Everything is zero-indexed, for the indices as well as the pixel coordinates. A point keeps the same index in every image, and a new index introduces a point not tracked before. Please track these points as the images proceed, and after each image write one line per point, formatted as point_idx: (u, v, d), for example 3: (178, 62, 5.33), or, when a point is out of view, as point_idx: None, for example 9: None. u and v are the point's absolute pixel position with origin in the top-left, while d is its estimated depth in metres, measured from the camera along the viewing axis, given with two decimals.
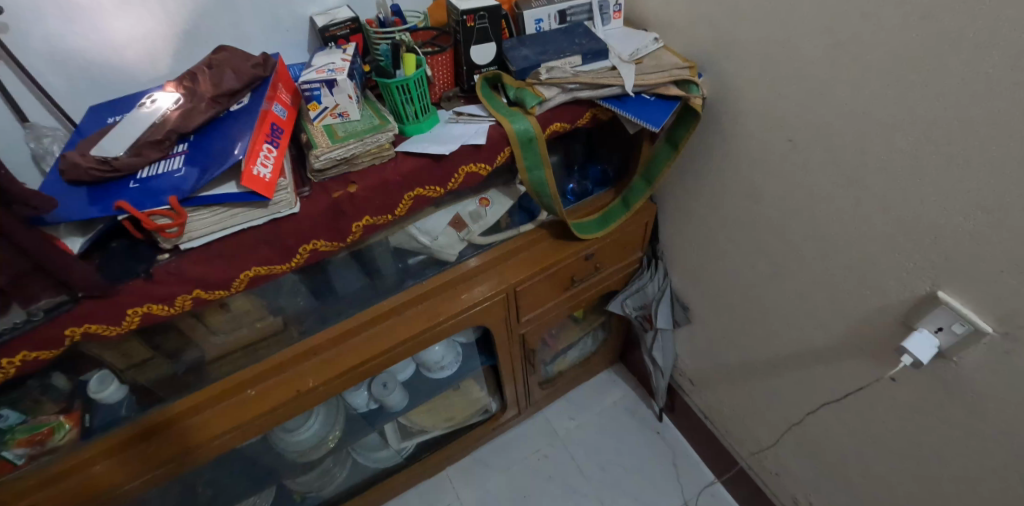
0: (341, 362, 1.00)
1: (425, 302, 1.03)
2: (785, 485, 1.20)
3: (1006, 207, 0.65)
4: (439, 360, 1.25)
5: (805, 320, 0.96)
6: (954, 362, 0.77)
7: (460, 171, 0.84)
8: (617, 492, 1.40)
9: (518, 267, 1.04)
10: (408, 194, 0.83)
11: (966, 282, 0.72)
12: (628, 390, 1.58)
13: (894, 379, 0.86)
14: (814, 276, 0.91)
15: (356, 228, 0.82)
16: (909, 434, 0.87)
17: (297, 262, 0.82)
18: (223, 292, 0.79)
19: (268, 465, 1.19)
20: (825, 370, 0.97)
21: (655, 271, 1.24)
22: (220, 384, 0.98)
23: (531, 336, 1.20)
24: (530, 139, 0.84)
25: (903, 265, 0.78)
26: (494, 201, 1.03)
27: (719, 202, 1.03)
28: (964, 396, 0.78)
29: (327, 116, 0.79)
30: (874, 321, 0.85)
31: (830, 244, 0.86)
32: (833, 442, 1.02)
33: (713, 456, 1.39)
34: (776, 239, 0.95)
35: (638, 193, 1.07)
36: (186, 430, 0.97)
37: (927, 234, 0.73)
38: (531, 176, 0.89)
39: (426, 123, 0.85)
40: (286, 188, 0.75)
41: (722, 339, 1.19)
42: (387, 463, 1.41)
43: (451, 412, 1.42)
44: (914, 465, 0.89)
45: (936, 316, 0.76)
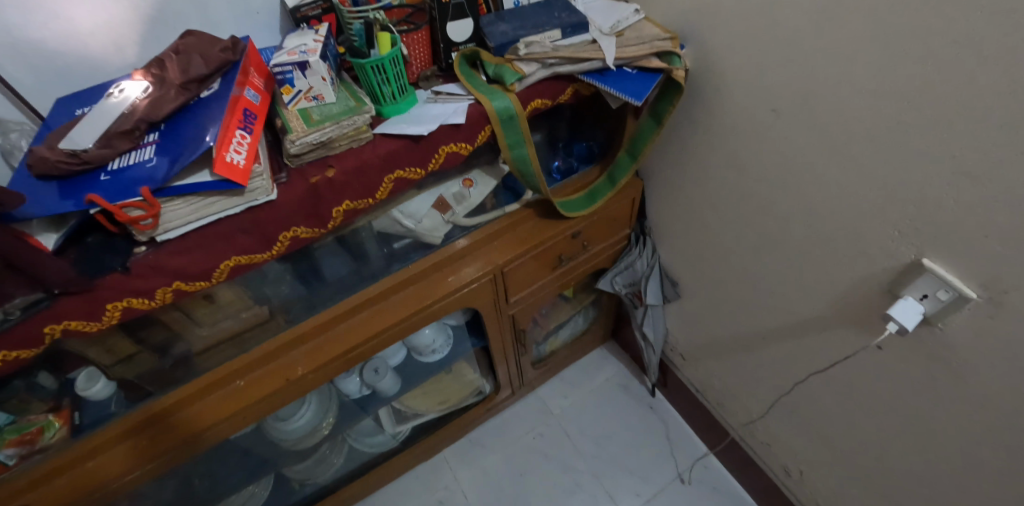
0: (330, 349, 0.99)
1: (413, 286, 1.02)
2: (776, 455, 1.22)
3: (990, 172, 0.64)
4: (429, 343, 1.23)
5: (793, 291, 0.96)
6: (940, 328, 0.77)
7: (440, 151, 0.83)
8: (612, 467, 1.42)
9: (505, 248, 1.03)
10: (388, 176, 0.81)
11: (950, 248, 0.72)
12: (621, 367, 1.59)
13: (880, 347, 0.86)
14: (801, 247, 0.91)
15: (337, 213, 0.81)
16: (898, 401, 0.88)
17: (278, 251, 0.80)
18: (203, 283, 0.79)
19: (264, 454, 1.20)
20: (812, 340, 0.97)
21: (644, 247, 1.23)
22: (208, 376, 0.97)
23: (521, 317, 1.20)
24: (511, 116, 0.83)
25: (889, 233, 0.78)
26: (478, 181, 1.00)
27: (705, 175, 1.02)
28: (950, 362, 0.78)
29: (302, 99, 0.78)
30: (861, 290, 0.85)
31: (816, 215, 0.86)
32: (823, 412, 1.03)
33: (706, 429, 1.41)
34: (762, 211, 0.94)
35: (623, 170, 1.05)
36: (178, 422, 0.96)
37: (912, 201, 0.73)
38: (514, 154, 0.87)
39: (405, 103, 0.84)
40: (262, 175, 0.73)
41: (711, 314, 1.19)
42: (382, 448, 1.41)
43: (445, 394, 1.43)
44: (901, 431, 0.90)
45: (921, 283, 0.76)
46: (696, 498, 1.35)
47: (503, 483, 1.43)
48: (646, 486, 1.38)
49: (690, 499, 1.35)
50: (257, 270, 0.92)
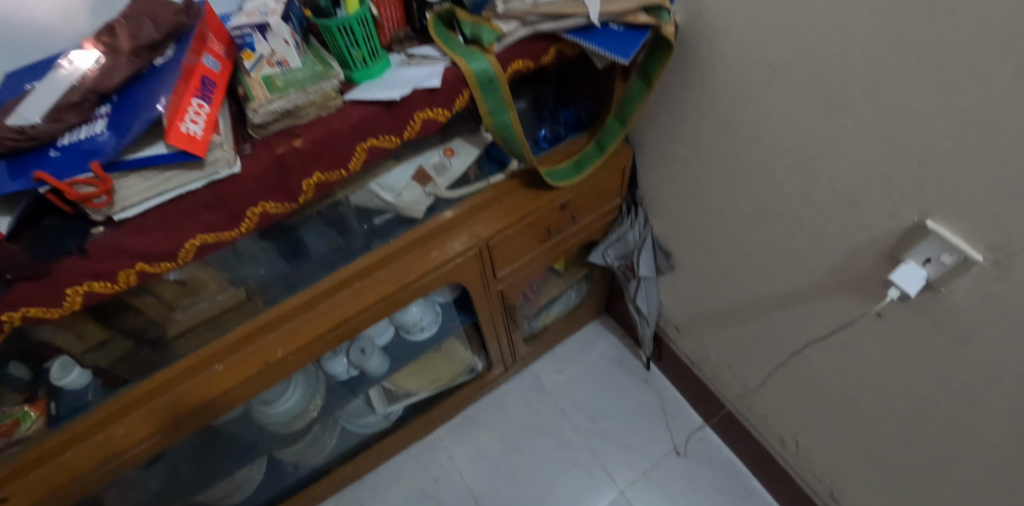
0: (310, 329, 0.95)
1: (395, 262, 0.97)
2: (772, 426, 1.19)
3: (1001, 126, 0.60)
4: (417, 321, 1.19)
5: (789, 259, 0.93)
6: (943, 292, 0.74)
7: (415, 117, 0.78)
8: (608, 442, 1.40)
9: (490, 221, 0.99)
10: (361, 145, 0.76)
11: (956, 209, 0.68)
12: (615, 341, 1.56)
13: (880, 314, 0.83)
14: (798, 213, 0.87)
15: (307, 186, 0.77)
16: (898, 369, 0.85)
17: (247, 228, 0.77)
18: (168, 264, 0.75)
19: (252, 439, 1.17)
20: (810, 309, 0.94)
21: (636, 217, 1.19)
22: (185, 360, 0.93)
23: (510, 292, 1.16)
24: (490, 79, 0.78)
25: (890, 194, 0.74)
26: (460, 150, 0.95)
27: (698, 140, 0.97)
28: (953, 328, 0.75)
29: (265, 65, 0.72)
30: (860, 255, 0.81)
31: (814, 177, 0.82)
32: (820, 381, 1.01)
33: (701, 401, 1.39)
34: (757, 176, 0.90)
35: (612, 134, 1.00)
36: (156, 410, 0.93)
37: (915, 160, 0.69)
38: (495, 120, 0.83)
39: (377, 68, 0.78)
40: (222, 146, 0.69)
41: (705, 284, 1.15)
42: (374, 428, 1.39)
43: (438, 373, 1.39)
44: (901, 399, 0.88)
45: (924, 247, 0.73)
46: (692, 470, 1.34)
47: (498, 460, 1.41)
48: (641, 459, 1.37)
49: (686, 471, 1.34)
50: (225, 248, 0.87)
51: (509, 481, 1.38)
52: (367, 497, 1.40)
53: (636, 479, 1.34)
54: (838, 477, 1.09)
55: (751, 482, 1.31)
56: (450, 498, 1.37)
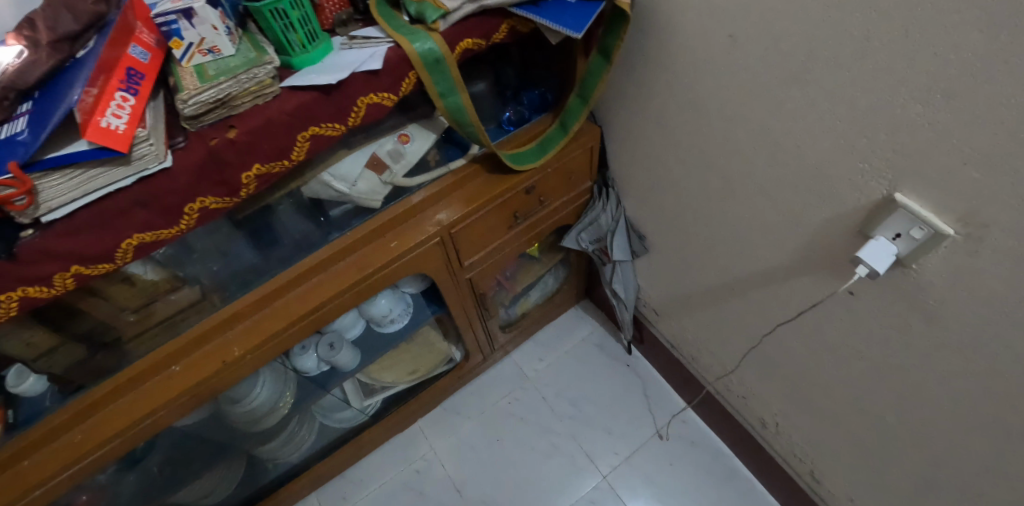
0: (268, 326, 0.92)
1: (353, 255, 0.95)
2: (752, 408, 1.17)
3: (970, 89, 0.57)
4: (387, 313, 1.16)
5: (759, 237, 0.90)
6: (914, 269, 0.71)
7: (359, 103, 0.74)
8: (590, 428, 1.38)
9: (451, 208, 0.95)
10: (302, 134, 0.73)
11: (924, 181, 0.65)
12: (596, 326, 1.53)
13: (851, 292, 0.80)
14: (766, 190, 0.84)
15: (248, 180, 0.74)
16: (873, 347, 0.83)
17: (186, 225, 0.74)
18: (107, 265, 0.72)
19: (225, 437, 1.16)
20: (783, 289, 0.91)
21: (608, 200, 1.16)
22: (142, 363, 0.91)
23: (479, 280, 1.13)
24: (437, 59, 0.74)
25: (858, 167, 0.70)
26: (415, 136, 0.91)
27: (664, 117, 0.94)
28: (926, 304, 0.73)
29: (196, 54, 0.69)
30: (829, 231, 0.78)
31: (780, 151, 0.79)
32: (796, 361, 0.98)
33: (682, 384, 1.36)
34: (724, 152, 0.87)
35: (575, 114, 0.97)
36: (114, 413, 0.91)
37: (882, 128, 0.66)
38: (446, 103, 0.79)
39: (318, 53, 0.74)
40: (147, 140, 0.65)
41: (679, 266, 1.12)
42: (353, 423, 1.37)
43: (415, 365, 1.37)
44: (877, 377, 0.85)
45: (893, 221, 0.70)
46: (675, 453, 1.33)
47: (479, 449, 1.39)
48: (624, 444, 1.35)
49: (669, 455, 1.32)
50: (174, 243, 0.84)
51: (491, 470, 1.36)
52: (348, 492, 1.38)
53: (619, 464, 1.33)
54: (819, 457, 1.07)
55: (735, 463, 1.30)
56: (431, 489, 1.35)
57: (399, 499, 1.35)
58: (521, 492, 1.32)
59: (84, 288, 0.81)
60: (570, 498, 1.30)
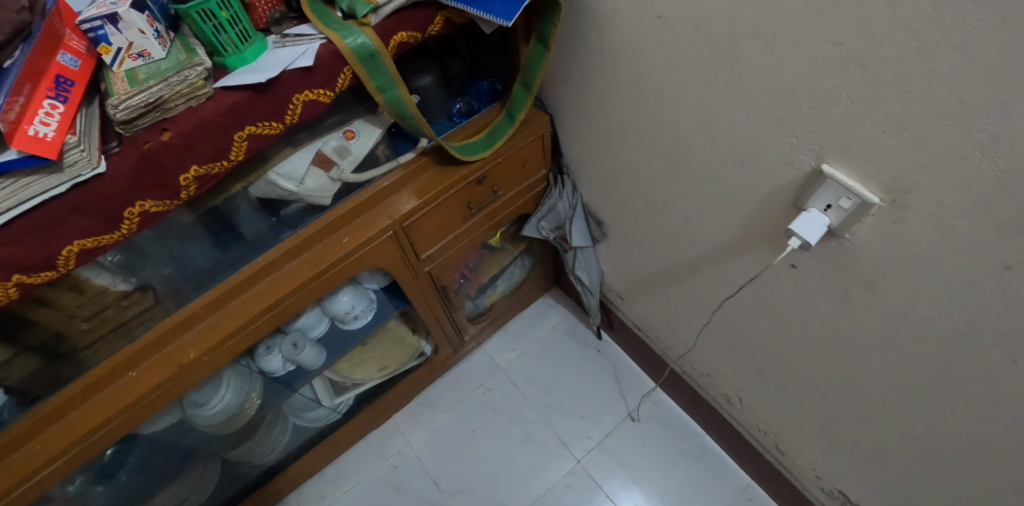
0: (222, 327, 0.93)
1: (306, 252, 0.95)
2: (716, 384, 1.19)
3: (880, 58, 0.58)
4: (349, 310, 1.16)
5: (705, 215, 0.91)
6: (847, 239, 0.73)
7: (295, 101, 0.75)
8: (562, 413, 1.40)
9: (402, 201, 0.96)
10: (239, 134, 0.73)
11: (849, 152, 0.67)
12: (566, 313, 1.55)
13: (794, 265, 0.82)
14: (707, 168, 0.86)
15: (187, 181, 0.74)
16: (818, 316, 0.85)
17: (129, 230, 0.74)
18: (49, 273, 0.72)
19: (193, 442, 1.16)
20: (731, 266, 0.93)
21: (563, 187, 1.17)
22: (99, 369, 0.92)
23: (440, 272, 1.13)
24: (371, 54, 0.75)
25: (787, 140, 0.72)
26: (361, 132, 0.91)
27: (607, 102, 0.95)
28: (861, 271, 0.74)
29: (126, 59, 0.69)
30: (768, 206, 0.80)
31: (716, 129, 0.80)
32: (751, 336, 1.00)
33: (650, 365, 1.38)
34: (666, 134, 0.88)
35: (521, 103, 0.97)
36: (72, 423, 0.91)
37: (805, 101, 0.67)
38: (385, 97, 0.79)
39: (251, 52, 0.75)
40: (78, 146, 0.66)
41: (636, 249, 1.13)
42: (326, 421, 1.37)
43: (385, 360, 1.37)
44: (824, 346, 0.88)
45: (824, 193, 0.71)
46: (647, 434, 1.34)
47: (454, 441, 1.40)
48: (596, 428, 1.36)
49: (641, 436, 1.34)
50: (120, 247, 0.85)
51: (466, 461, 1.37)
52: (327, 491, 1.39)
53: (592, 448, 1.34)
54: (781, 429, 1.10)
55: (705, 440, 1.32)
56: (409, 483, 1.36)
57: (377, 494, 1.36)
58: (497, 481, 1.34)
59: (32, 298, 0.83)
60: (545, 483, 1.32)
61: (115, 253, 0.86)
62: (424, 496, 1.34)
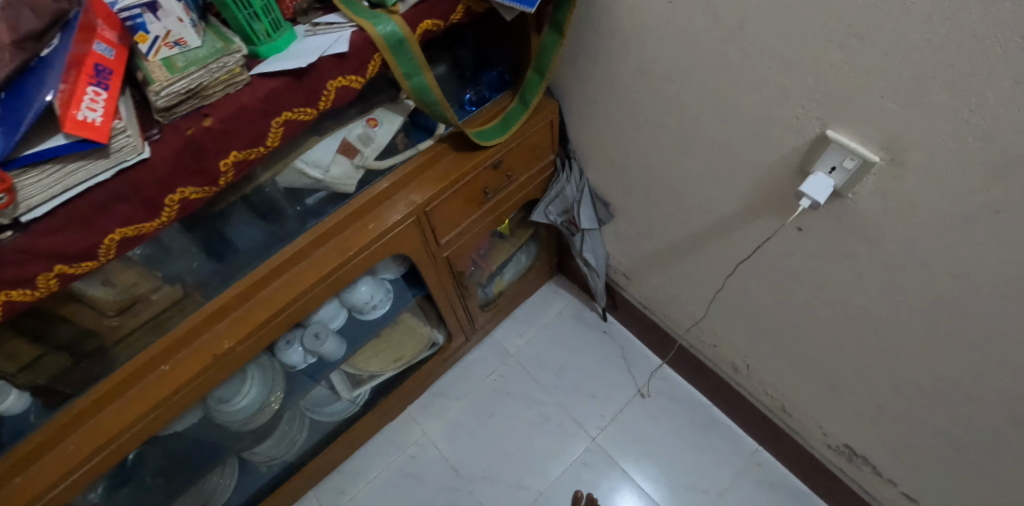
0: (254, 317, 0.95)
1: (332, 241, 0.98)
2: (724, 354, 1.25)
3: (879, 29, 0.64)
4: (368, 300, 1.19)
5: (712, 188, 0.97)
6: (851, 198, 0.79)
7: (329, 87, 0.78)
8: (574, 395, 1.44)
9: (424, 187, 0.99)
10: (276, 120, 0.76)
11: (852, 117, 0.72)
12: (571, 298, 1.59)
13: (800, 229, 0.88)
14: (715, 143, 0.91)
15: (226, 167, 0.76)
16: (823, 276, 0.91)
17: (168, 217, 0.76)
18: (91, 263, 0.74)
19: (217, 439, 1.17)
20: (739, 235, 0.99)
21: (570, 171, 1.21)
22: (130, 365, 0.92)
23: (456, 258, 1.17)
24: (400, 40, 0.78)
25: (793, 110, 0.78)
26: (384, 119, 0.95)
27: (615, 86, 1.00)
28: (864, 229, 0.80)
29: (162, 47, 0.69)
30: (775, 174, 0.86)
31: (724, 105, 0.85)
32: (757, 302, 1.06)
33: (657, 343, 1.44)
34: (675, 112, 0.93)
35: (534, 89, 1.02)
36: (106, 420, 0.91)
37: (809, 73, 0.73)
38: (412, 83, 0.83)
39: (283, 41, 0.77)
40: (125, 131, 0.68)
41: (643, 227, 1.19)
42: (344, 415, 1.39)
43: (399, 351, 1.40)
44: (830, 305, 0.93)
45: (828, 156, 0.77)
46: (658, 409, 1.39)
47: (471, 428, 1.43)
48: (609, 406, 1.41)
49: (652, 411, 1.39)
50: (150, 240, 0.86)
51: (483, 446, 1.40)
52: (346, 485, 1.40)
53: (606, 426, 1.39)
54: (788, 392, 1.16)
55: (713, 411, 1.38)
56: (428, 471, 1.39)
57: (398, 484, 1.38)
58: (516, 464, 1.37)
59: (63, 292, 0.84)
60: (563, 463, 1.36)
61: (144, 246, 0.86)
62: (445, 483, 1.37)
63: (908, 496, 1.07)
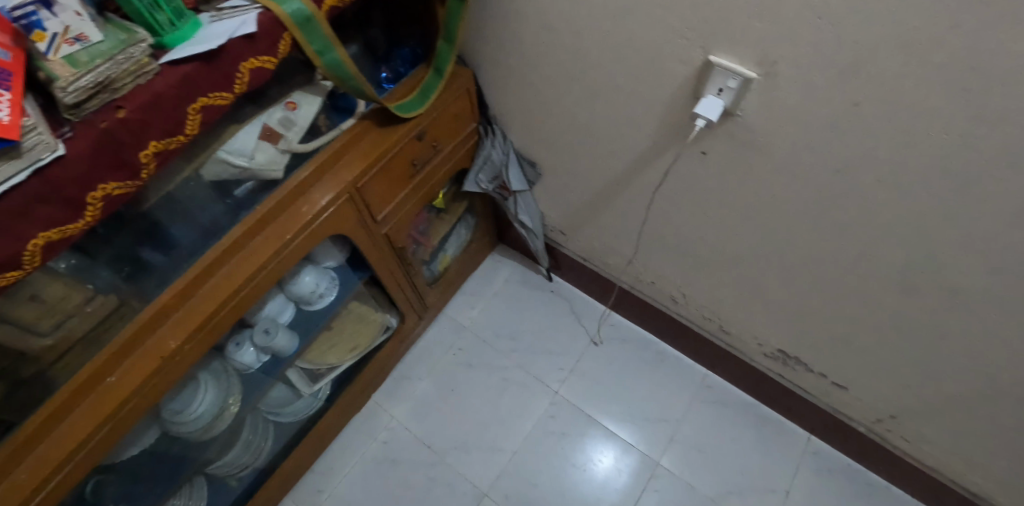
0: (202, 310, 0.90)
1: (270, 226, 0.96)
2: (662, 288, 1.34)
3: None
4: (314, 289, 1.16)
5: (625, 130, 1.04)
6: (740, 115, 0.88)
7: (241, 69, 0.80)
8: (533, 354, 1.51)
9: (354, 165, 1.01)
10: (192, 106, 0.77)
11: (727, 40, 0.81)
12: (515, 265, 1.66)
13: (705, 152, 0.97)
14: (620, 85, 0.97)
15: (147, 158, 0.76)
16: (733, 192, 0.99)
17: (93, 216, 0.74)
18: (17, 272, 0.69)
19: (179, 452, 1.09)
20: (654, 169, 1.07)
21: (494, 137, 1.27)
22: (73, 381, 0.83)
23: (396, 234, 1.20)
24: (307, 18, 0.82)
25: (679, 43, 0.85)
26: (302, 102, 0.96)
27: (521, 47, 1.05)
28: (757, 142, 0.89)
29: (63, 44, 0.68)
30: (675, 105, 0.93)
31: (621, 49, 0.92)
32: (681, 230, 1.15)
33: (600, 292, 1.53)
34: (580, 63, 0.99)
35: (445, 58, 1.06)
36: (51, 447, 0.81)
37: (686, 6, 0.81)
38: (326, 60, 0.86)
39: (188, 29, 0.78)
40: (36, 129, 0.66)
41: (571, 180, 1.25)
42: (308, 412, 1.35)
43: (354, 341, 1.34)
44: (743, 220, 1.03)
45: (715, 79, 0.85)
46: (611, 354, 1.50)
47: (438, 404, 1.46)
48: (565, 359, 1.50)
49: (606, 356, 1.50)
50: (73, 248, 0.80)
51: (454, 419, 1.44)
52: (323, 483, 1.39)
53: (566, 378, 1.47)
54: (722, 311, 1.27)
55: (661, 347, 1.51)
56: (403, 452, 1.41)
57: (375, 471, 1.39)
58: (487, 429, 1.42)
59: None
60: (531, 419, 1.43)
61: (67, 255, 0.80)
62: (421, 460, 1.39)
63: (836, 384, 1.21)
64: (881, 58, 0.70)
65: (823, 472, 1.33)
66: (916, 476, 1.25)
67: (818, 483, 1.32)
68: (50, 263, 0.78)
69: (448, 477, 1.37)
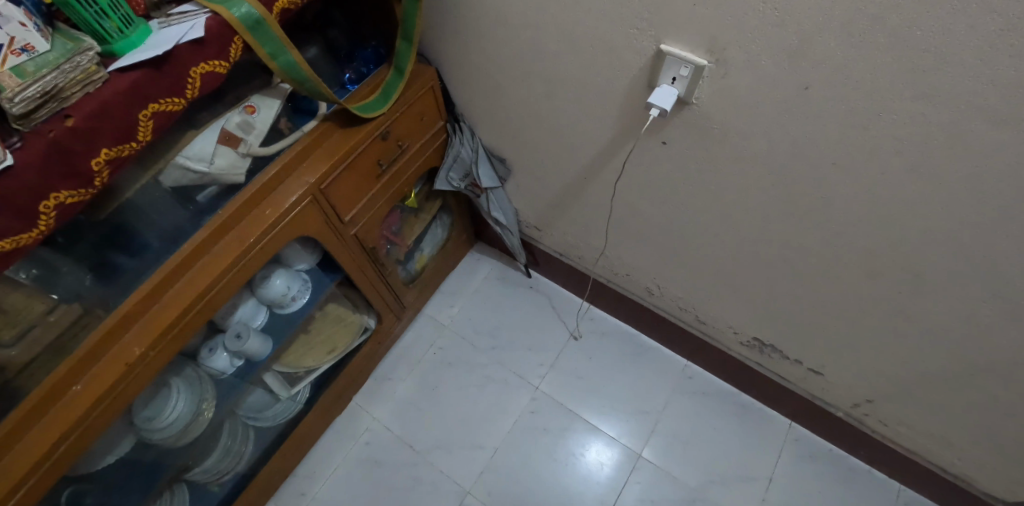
0: (167, 316, 0.90)
1: (233, 230, 0.96)
2: (637, 281, 1.35)
3: None
4: (286, 292, 1.16)
5: (587, 123, 1.04)
6: (695, 104, 0.88)
7: (192, 74, 0.80)
8: (513, 351, 1.52)
9: (316, 167, 1.01)
10: (143, 113, 0.77)
11: (675, 30, 0.81)
12: (494, 263, 1.67)
13: (665, 142, 0.97)
14: (578, 78, 0.98)
15: (99, 166, 0.76)
16: (696, 181, 1.00)
17: (46, 226, 0.74)
18: None
19: (155, 461, 1.08)
20: (618, 160, 1.07)
21: (462, 134, 1.27)
22: (37, 391, 0.82)
23: (366, 235, 1.20)
24: (258, 21, 0.82)
25: (630, 33, 0.86)
26: (261, 105, 0.97)
27: (480, 43, 1.05)
28: (713, 130, 0.90)
29: (9, 55, 0.68)
30: (633, 95, 0.94)
31: (575, 41, 0.92)
32: (651, 221, 1.15)
33: (578, 286, 1.54)
34: (538, 56, 0.99)
35: (405, 56, 1.07)
36: (18, 456, 0.81)
37: None
38: (280, 63, 0.86)
39: (137, 36, 0.78)
40: None
41: (541, 175, 1.26)
42: (287, 414, 1.35)
43: (332, 343, 1.34)
44: (709, 209, 1.03)
45: (668, 68, 0.85)
46: (591, 348, 1.51)
47: (419, 403, 1.46)
48: (546, 355, 1.50)
49: (586, 350, 1.50)
50: (27, 257, 0.81)
51: (436, 418, 1.44)
52: (307, 487, 1.39)
53: (547, 373, 1.48)
54: (696, 301, 1.27)
55: (641, 339, 1.51)
56: (386, 453, 1.41)
57: (357, 473, 1.39)
58: (469, 427, 1.42)
59: None
60: (513, 415, 1.43)
61: (26, 265, 0.82)
62: (403, 460, 1.40)
63: (812, 370, 1.21)
64: (824, 40, 0.71)
65: (805, 458, 1.34)
66: (895, 459, 1.25)
67: (800, 469, 1.32)
68: (10, 272, 0.81)
69: (431, 476, 1.37)
